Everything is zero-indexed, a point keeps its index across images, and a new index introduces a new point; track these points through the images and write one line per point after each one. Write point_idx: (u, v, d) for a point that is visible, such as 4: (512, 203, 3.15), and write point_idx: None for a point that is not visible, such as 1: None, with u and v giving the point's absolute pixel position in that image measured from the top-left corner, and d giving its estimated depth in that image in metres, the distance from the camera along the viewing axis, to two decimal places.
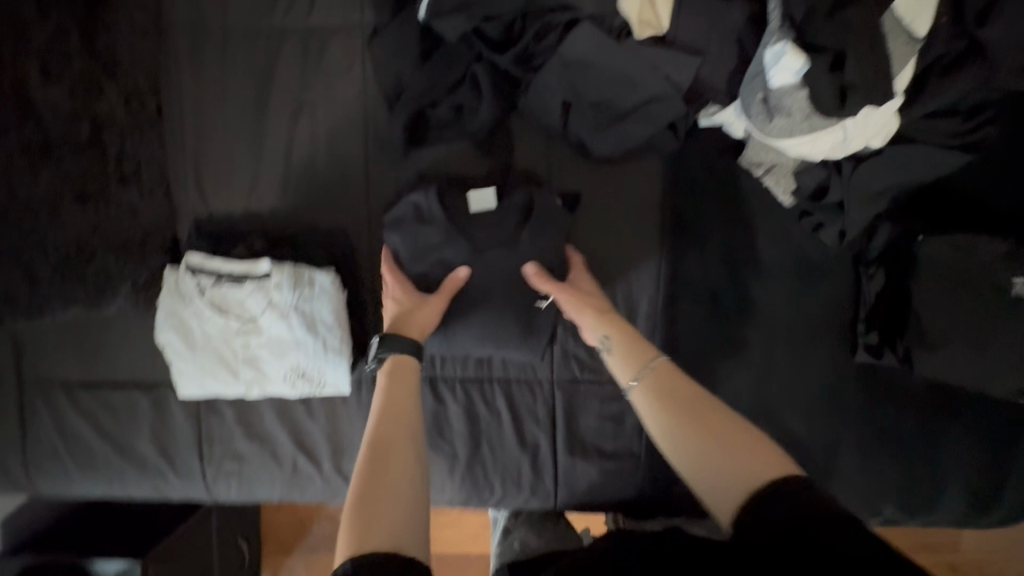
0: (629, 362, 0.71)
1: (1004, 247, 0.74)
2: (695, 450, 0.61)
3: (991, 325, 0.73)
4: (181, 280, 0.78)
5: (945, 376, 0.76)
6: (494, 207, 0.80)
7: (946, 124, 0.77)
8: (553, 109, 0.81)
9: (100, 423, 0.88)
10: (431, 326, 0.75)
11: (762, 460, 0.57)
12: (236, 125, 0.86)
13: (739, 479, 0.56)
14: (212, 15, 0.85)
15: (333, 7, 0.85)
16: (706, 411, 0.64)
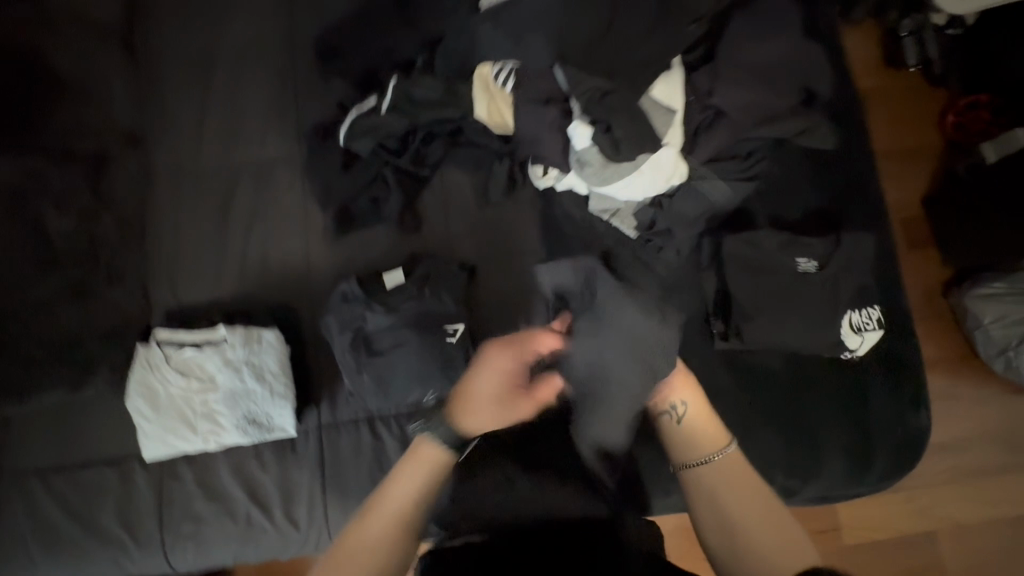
0: None
1: (784, 237, 0.98)
2: None
3: (789, 293, 0.96)
4: (151, 352, 0.95)
5: (764, 338, 0.97)
6: (403, 278, 0.99)
7: (728, 164, 1.04)
8: (445, 194, 1.11)
9: (68, 502, 0.97)
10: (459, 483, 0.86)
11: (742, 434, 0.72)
12: (202, 233, 1.09)
13: None
14: (187, 159, 1.12)
15: (278, 142, 1.15)
16: None
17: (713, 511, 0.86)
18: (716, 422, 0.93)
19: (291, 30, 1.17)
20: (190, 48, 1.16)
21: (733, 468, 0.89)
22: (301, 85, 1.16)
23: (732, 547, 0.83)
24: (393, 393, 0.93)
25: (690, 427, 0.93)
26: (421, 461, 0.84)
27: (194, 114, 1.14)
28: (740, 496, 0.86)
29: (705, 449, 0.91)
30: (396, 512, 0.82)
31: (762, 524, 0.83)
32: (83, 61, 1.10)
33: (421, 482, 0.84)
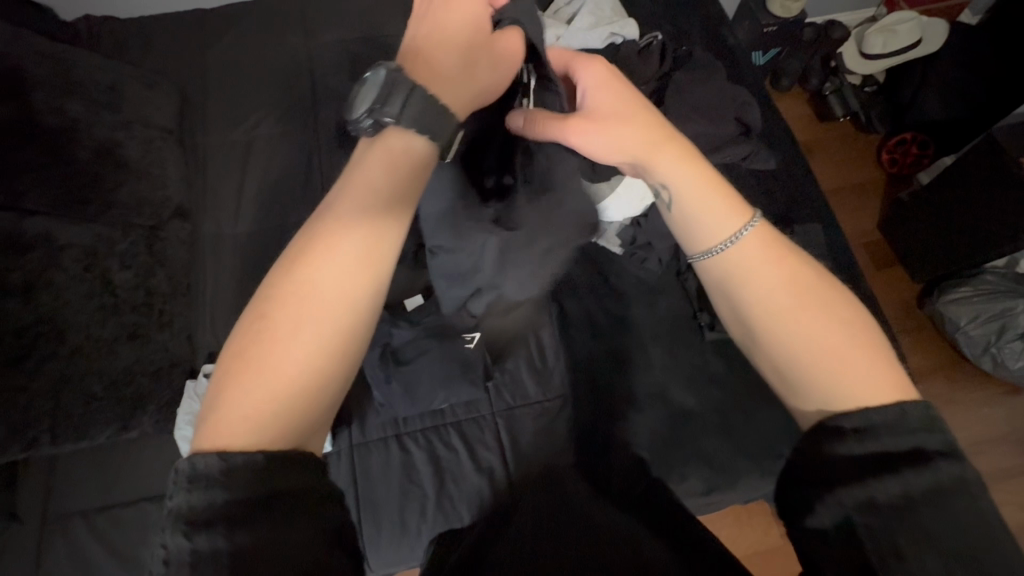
0: (736, 217, 0.65)
1: None
2: (782, 270, 0.62)
3: None
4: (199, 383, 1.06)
5: None
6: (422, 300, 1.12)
7: None
8: None
9: (110, 541, 1.00)
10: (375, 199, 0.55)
11: (733, 205, 0.66)
12: (241, 284, 1.24)
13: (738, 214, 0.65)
14: (228, 226, 1.31)
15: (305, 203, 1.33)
16: (817, 292, 0.60)
17: (733, 302, 0.64)
18: (730, 196, 0.67)
19: (316, 120, 1.42)
20: (235, 143, 1.40)
21: (759, 241, 0.63)
22: (326, 160, 1.37)
23: (784, 332, 0.59)
24: (419, 397, 1.06)
25: (696, 202, 0.67)
26: (390, 157, 0.57)
27: (236, 191, 1.35)
28: (771, 270, 0.62)
29: (718, 229, 0.65)
30: (331, 259, 0.52)
31: (796, 308, 0.59)
32: (145, 148, 1.29)
33: (373, 222, 0.54)
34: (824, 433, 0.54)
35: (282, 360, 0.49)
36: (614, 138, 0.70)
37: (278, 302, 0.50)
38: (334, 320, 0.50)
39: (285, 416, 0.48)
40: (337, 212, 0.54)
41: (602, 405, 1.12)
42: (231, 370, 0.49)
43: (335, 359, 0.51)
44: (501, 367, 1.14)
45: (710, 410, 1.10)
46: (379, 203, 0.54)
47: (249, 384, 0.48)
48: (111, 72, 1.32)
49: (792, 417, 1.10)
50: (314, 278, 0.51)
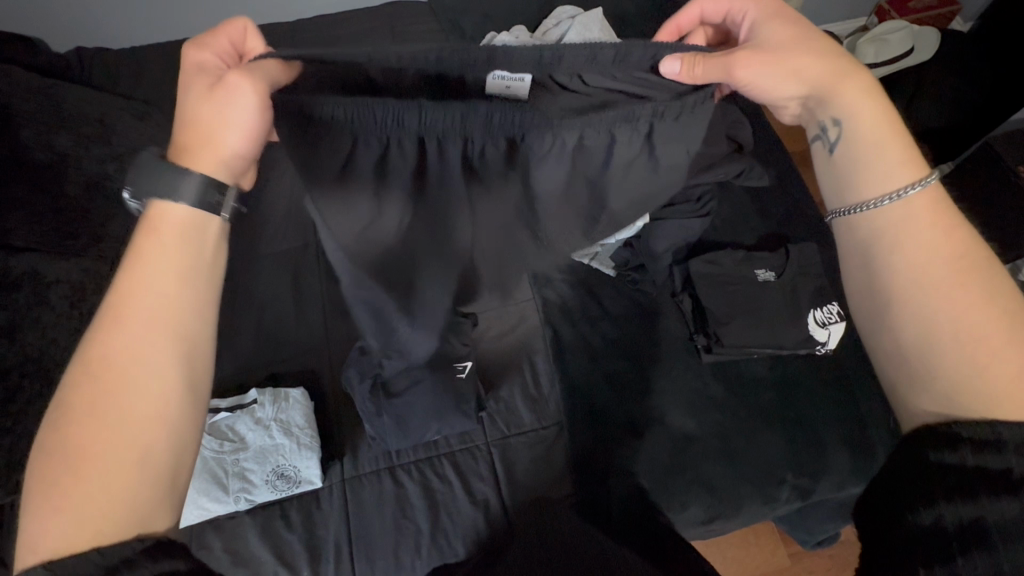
0: (898, 171, 0.60)
1: (740, 255, 1.17)
2: (935, 237, 0.57)
3: (751, 305, 1.11)
4: None
5: (739, 341, 1.10)
6: None
7: (684, 206, 1.15)
8: None
9: None
10: (154, 260, 0.55)
11: (902, 162, 0.60)
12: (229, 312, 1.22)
13: (900, 170, 0.60)
14: None
15: (293, 225, 1.29)
16: (979, 271, 0.56)
17: (868, 276, 0.60)
18: (907, 153, 0.61)
19: None
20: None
21: (924, 209, 0.58)
22: None
23: (907, 310, 0.56)
24: (410, 429, 1.04)
25: (874, 151, 0.61)
26: (156, 236, 0.57)
27: None
28: (932, 235, 0.57)
29: (890, 176, 0.60)
30: (132, 344, 0.53)
31: (950, 287, 0.55)
32: None
33: (151, 298, 0.55)
34: (930, 446, 0.51)
35: (85, 448, 0.49)
36: (805, 71, 0.63)
37: (74, 400, 0.51)
38: (147, 399, 0.52)
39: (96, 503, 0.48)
40: (130, 291, 0.55)
41: (600, 429, 1.09)
42: (41, 468, 0.49)
43: (154, 429, 0.52)
44: (495, 395, 1.13)
45: (709, 434, 1.08)
46: (162, 286, 0.55)
47: (63, 481, 0.48)
48: (101, 106, 1.33)
49: (794, 440, 1.07)
50: (108, 359, 0.52)
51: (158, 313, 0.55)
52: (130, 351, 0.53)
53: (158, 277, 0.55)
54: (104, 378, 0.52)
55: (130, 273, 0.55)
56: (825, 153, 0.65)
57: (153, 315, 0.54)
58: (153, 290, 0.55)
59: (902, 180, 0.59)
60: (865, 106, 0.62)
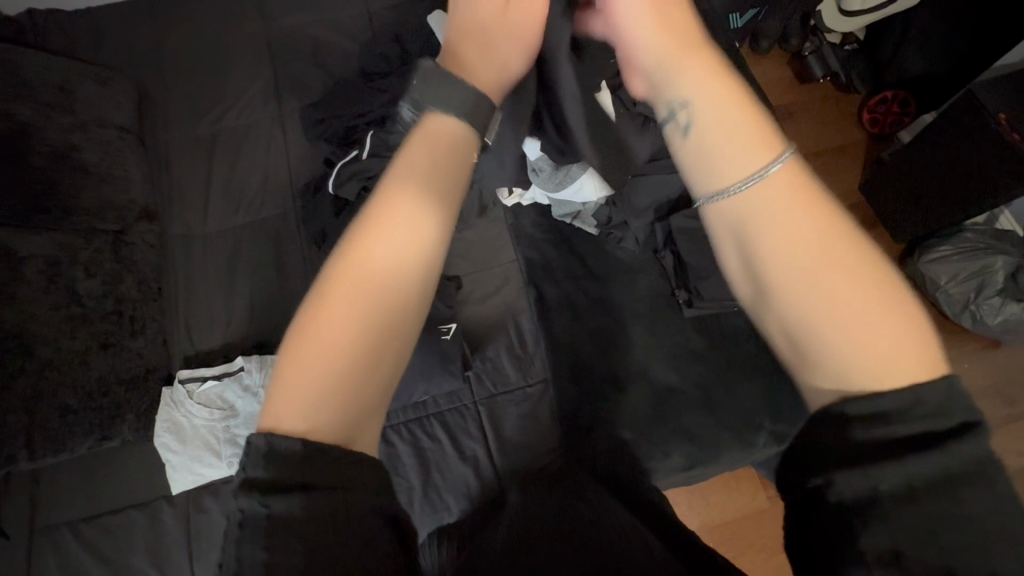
0: (760, 141, 0.51)
1: None
2: (808, 217, 0.49)
3: None
4: (175, 390, 1.05)
5: (716, 297, 1.12)
6: None
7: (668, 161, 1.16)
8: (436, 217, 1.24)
9: (99, 549, 1.00)
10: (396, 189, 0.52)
11: (755, 131, 0.52)
12: (212, 283, 1.22)
13: (752, 131, 0.52)
14: (197, 225, 1.28)
15: (273, 198, 1.29)
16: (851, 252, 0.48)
17: (749, 262, 0.50)
18: (761, 128, 0.52)
19: (280, 109, 1.36)
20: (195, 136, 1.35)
21: (792, 187, 0.49)
22: (294, 149, 1.33)
23: (791, 263, 0.48)
24: (398, 391, 1.07)
25: (732, 129, 0.52)
26: (428, 138, 0.56)
27: (199, 186, 1.30)
28: (802, 215, 0.49)
29: (759, 154, 0.50)
30: (370, 256, 0.50)
31: (831, 267, 0.47)
32: (105, 150, 1.24)
33: (374, 242, 0.50)
34: (835, 430, 0.47)
35: (341, 346, 0.48)
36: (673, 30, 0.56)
37: (342, 284, 0.49)
38: (356, 320, 0.48)
39: (360, 399, 0.48)
40: (389, 195, 0.51)
41: (586, 385, 1.12)
42: (315, 358, 0.47)
43: (384, 336, 0.49)
44: (482, 355, 1.14)
45: (690, 386, 1.11)
46: (402, 212, 0.51)
47: (319, 390, 0.47)
48: (61, 73, 1.27)
49: (773, 388, 1.10)
50: (373, 258, 0.49)
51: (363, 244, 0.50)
52: (352, 267, 0.49)
53: (409, 181, 0.52)
54: (341, 282, 0.49)
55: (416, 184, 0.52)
56: (684, 132, 0.54)
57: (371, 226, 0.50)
58: (385, 203, 0.51)
59: (752, 136, 0.51)
60: (704, 68, 0.56)
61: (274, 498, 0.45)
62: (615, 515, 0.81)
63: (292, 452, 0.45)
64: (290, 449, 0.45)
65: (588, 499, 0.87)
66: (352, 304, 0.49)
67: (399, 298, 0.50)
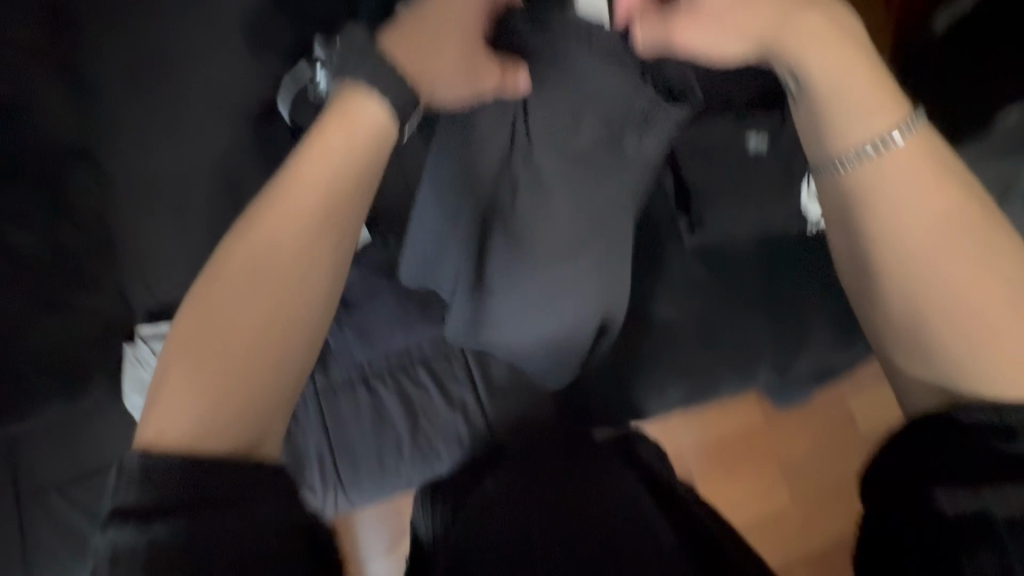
0: (882, 111, 0.60)
1: None
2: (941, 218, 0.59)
3: (743, 179, 0.99)
4: (137, 350, 0.98)
5: (721, 222, 1.01)
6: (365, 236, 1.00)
7: None
8: None
9: (93, 507, 0.99)
10: (300, 193, 0.59)
11: (881, 102, 0.61)
12: (166, 228, 1.11)
13: (880, 114, 0.60)
14: (137, 162, 1.14)
15: (222, 129, 1.15)
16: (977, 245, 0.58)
17: (859, 253, 0.62)
18: (882, 90, 0.61)
19: (214, 17, 1.16)
20: (113, 51, 1.13)
21: (910, 155, 0.59)
22: (238, 70, 1.16)
23: (911, 265, 0.59)
24: (376, 341, 1.01)
25: (833, 108, 0.62)
26: (347, 123, 0.60)
27: (130, 113, 1.13)
28: (938, 191, 0.59)
29: (879, 122, 0.60)
30: (270, 249, 0.58)
31: (945, 248, 0.58)
32: (16, 78, 1.07)
33: (282, 248, 0.58)
34: (972, 432, 0.54)
35: (227, 337, 0.56)
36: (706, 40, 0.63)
37: (228, 275, 0.57)
38: (252, 316, 0.57)
39: (225, 417, 0.54)
40: (277, 206, 0.59)
41: None
42: (185, 352, 0.55)
43: (280, 343, 0.58)
44: None
45: (692, 320, 1.04)
46: (302, 210, 0.59)
47: (200, 382, 0.54)
48: None
49: (777, 319, 1.04)
50: (263, 250, 0.58)
51: (259, 253, 0.58)
52: (254, 261, 0.58)
53: (318, 168, 0.59)
54: (216, 290, 0.57)
55: (313, 180, 0.59)
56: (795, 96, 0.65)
57: (269, 229, 0.58)
58: (304, 210, 0.59)
59: (869, 108, 0.61)
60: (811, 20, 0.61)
61: (138, 529, 0.48)
62: (616, 475, 0.75)
63: (171, 466, 0.50)
64: (173, 460, 0.50)
65: (599, 462, 0.77)
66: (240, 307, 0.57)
67: (303, 294, 0.59)
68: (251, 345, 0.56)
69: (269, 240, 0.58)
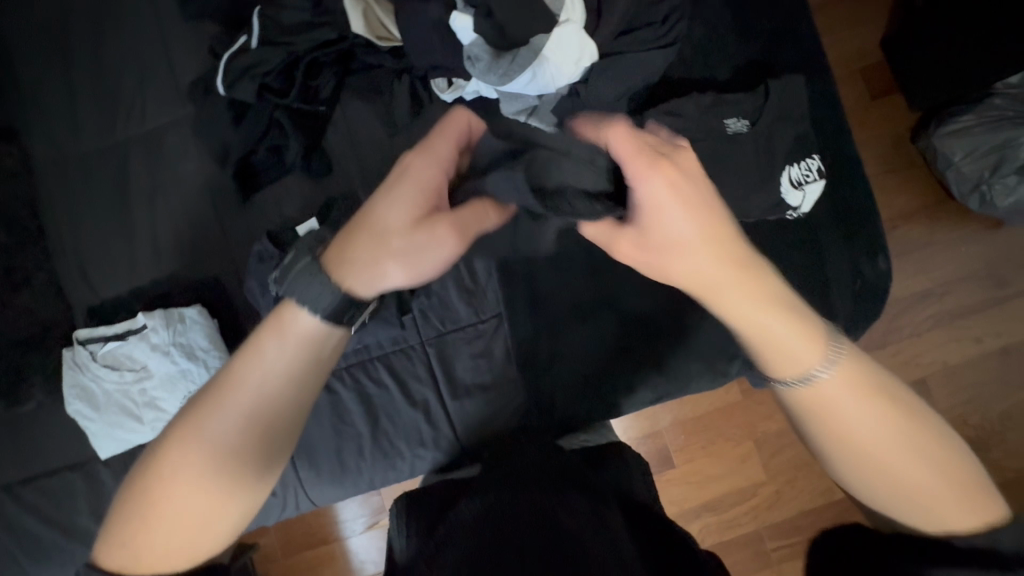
0: (806, 346, 0.57)
1: (707, 100, 0.95)
2: (874, 413, 0.55)
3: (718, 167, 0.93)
4: (76, 352, 0.94)
5: None
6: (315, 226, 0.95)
7: (646, 33, 0.93)
8: (361, 123, 1.02)
9: (43, 512, 0.95)
10: (247, 383, 0.61)
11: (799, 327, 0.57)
12: (104, 219, 1.03)
13: (789, 332, 0.57)
14: (69, 146, 1.05)
15: (159, 106, 1.05)
16: (922, 435, 0.55)
17: (822, 447, 0.58)
18: (798, 313, 0.58)
19: None
20: (48, 31, 1.07)
21: (841, 381, 0.56)
22: (174, 42, 1.06)
23: (849, 456, 0.57)
24: None
25: (764, 327, 0.58)
26: (282, 335, 0.63)
27: (62, 97, 1.06)
28: (864, 408, 0.56)
29: (809, 361, 0.57)
30: (218, 434, 0.59)
31: (890, 448, 0.55)
32: None
33: (239, 428, 0.60)
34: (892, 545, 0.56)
35: (187, 504, 0.58)
36: (691, 268, 0.57)
37: (173, 449, 0.59)
38: (196, 488, 0.58)
39: (199, 544, 0.59)
40: (233, 384, 0.61)
41: (545, 317, 1.00)
42: (138, 517, 0.58)
43: (245, 491, 0.61)
44: (426, 290, 0.99)
45: (666, 314, 0.99)
46: (255, 394, 0.61)
47: (155, 532, 0.58)
48: None
49: None
50: (215, 429, 0.60)
51: (201, 429, 0.59)
52: (199, 441, 0.59)
53: (260, 364, 0.62)
54: (162, 466, 0.59)
55: (259, 368, 0.61)
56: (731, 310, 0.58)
57: (216, 409, 0.60)
58: (253, 388, 0.61)
59: (783, 328, 0.57)
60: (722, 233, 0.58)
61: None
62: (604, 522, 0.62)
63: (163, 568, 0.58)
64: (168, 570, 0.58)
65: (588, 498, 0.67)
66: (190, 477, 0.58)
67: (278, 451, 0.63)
68: (214, 507, 0.59)
69: (239, 386, 0.61)
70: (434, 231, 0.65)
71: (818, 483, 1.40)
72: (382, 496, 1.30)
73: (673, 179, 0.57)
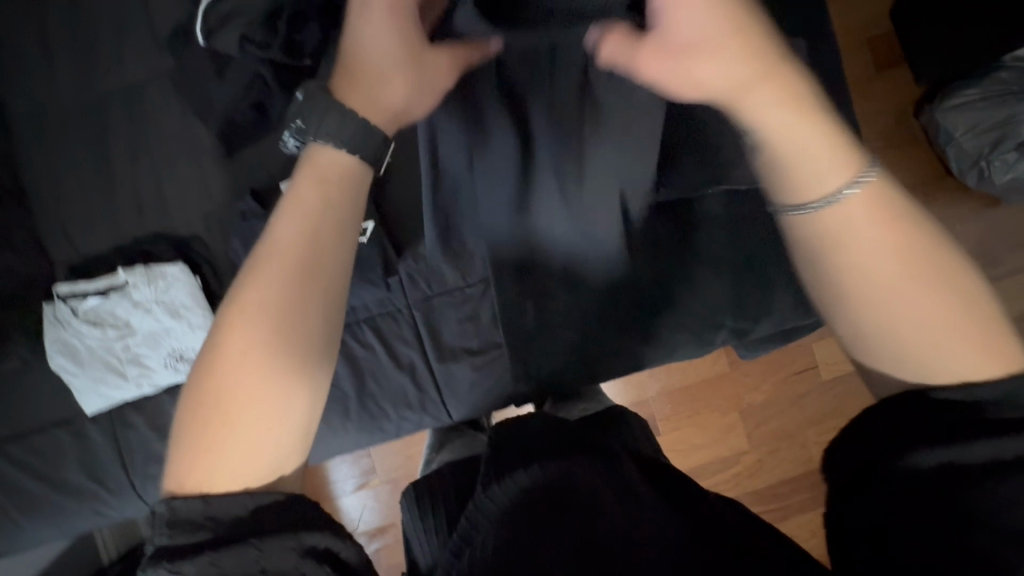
0: (831, 166, 0.52)
1: None
2: (899, 243, 0.52)
3: None
4: (56, 309, 0.93)
5: None
6: None
7: None
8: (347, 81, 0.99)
9: (30, 467, 0.95)
10: (288, 233, 0.55)
11: (818, 137, 0.52)
12: (84, 174, 1.00)
13: (827, 162, 0.52)
14: (44, 97, 1.01)
15: (137, 57, 1.01)
16: (943, 270, 0.52)
17: (826, 273, 0.54)
18: (821, 129, 0.53)
19: None
20: None
21: (869, 199, 0.52)
22: None
23: (884, 301, 0.52)
24: None
25: (796, 147, 0.53)
26: (319, 176, 0.58)
27: (35, 46, 1.01)
28: (878, 235, 0.52)
29: (833, 171, 0.52)
30: (254, 309, 0.54)
31: (910, 280, 0.52)
32: None
33: (284, 287, 0.54)
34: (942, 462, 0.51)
35: (227, 404, 0.53)
36: (717, 72, 0.51)
37: (221, 340, 0.54)
38: (244, 377, 0.53)
39: (251, 450, 0.54)
40: (268, 244, 0.56)
41: None
42: (201, 422, 0.53)
43: (293, 383, 0.55)
44: (414, 254, 0.98)
45: (658, 283, 0.96)
46: (287, 257, 0.55)
47: (211, 437, 0.53)
48: None
49: (743, 285, 0.99)
50: (254, 301, 0.54)
51: (248, 308, 0.54)
52: (240, 326, 0.54)
53: (299, 212, 0.56)
54: (213, 359, 0.54)
55: (296, 218, 0.56)
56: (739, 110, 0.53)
57: (266, 271, 0.55)
58: (294, 238, 0.56)
59: (815, 146, 0.52)
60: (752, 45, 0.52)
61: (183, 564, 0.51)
62: (612, 467, 0.61)
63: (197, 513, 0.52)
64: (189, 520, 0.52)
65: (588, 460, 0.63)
66: (231, 372, 0.53)
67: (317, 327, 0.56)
68: (253, 399, 0.53)
69: (283, 231, 0.56)
70: (436, 63, 0.60)
71: (799, 452, 1.44)
72: (373, 457, 1.32)
73: (722, 3, 0.50)
